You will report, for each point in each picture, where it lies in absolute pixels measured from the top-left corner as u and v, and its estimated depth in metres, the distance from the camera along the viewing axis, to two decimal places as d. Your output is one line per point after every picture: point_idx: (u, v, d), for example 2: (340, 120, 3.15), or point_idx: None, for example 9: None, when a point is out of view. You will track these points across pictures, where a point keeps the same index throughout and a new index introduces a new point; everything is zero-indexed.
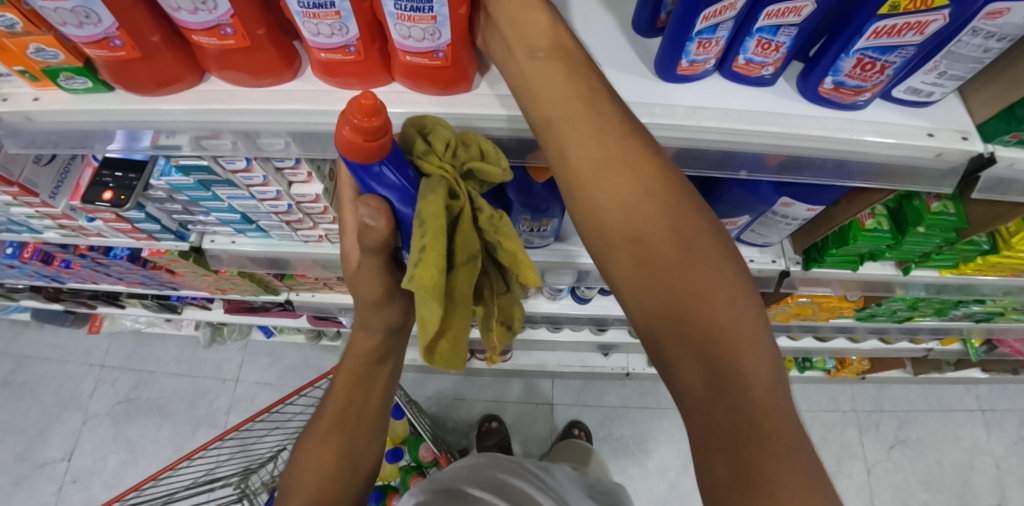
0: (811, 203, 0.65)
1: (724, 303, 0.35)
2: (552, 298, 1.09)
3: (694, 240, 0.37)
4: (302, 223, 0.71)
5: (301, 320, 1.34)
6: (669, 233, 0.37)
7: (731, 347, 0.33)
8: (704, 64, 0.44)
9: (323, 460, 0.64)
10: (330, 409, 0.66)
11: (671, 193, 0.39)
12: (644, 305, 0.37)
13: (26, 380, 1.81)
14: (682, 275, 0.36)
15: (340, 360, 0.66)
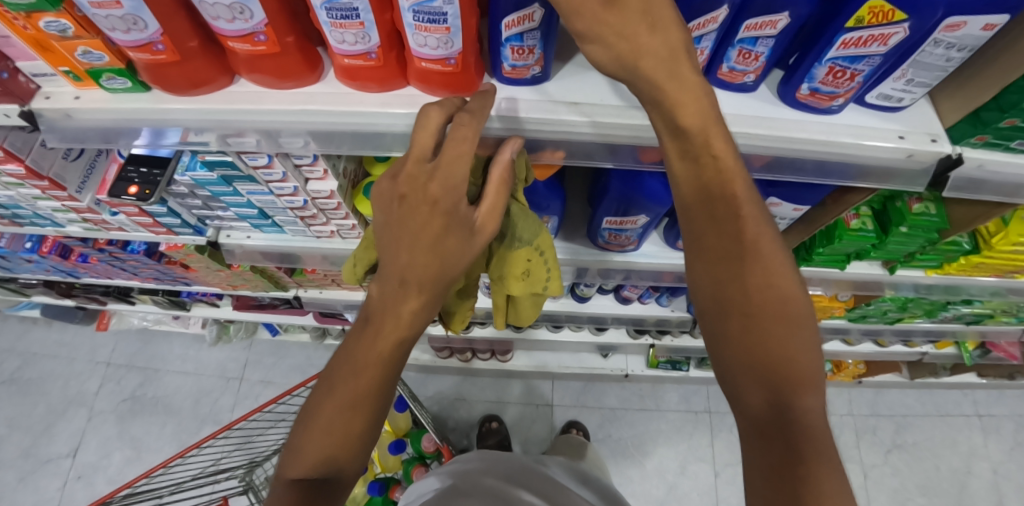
0: (797, 203, 0.69)
1: (800, 316, 0.43)
2: (553, 297, 1.13)
3: (774, 263, 0.43)
4: (316, 219, 0.74)
5: (307, 318, 1.38)
6: (756, 249, 0.43)
7: (798, 364, 0.42)
8: None
9: (348, 427, 0.50)
10: (349, 376, 0.51)
11: (757, 219, 0.43)
12: (726, 314, 0.45)
13: (33, 377, 1.84)
14: (766, 293, 0.43)
15: (378, 320, 0.51)
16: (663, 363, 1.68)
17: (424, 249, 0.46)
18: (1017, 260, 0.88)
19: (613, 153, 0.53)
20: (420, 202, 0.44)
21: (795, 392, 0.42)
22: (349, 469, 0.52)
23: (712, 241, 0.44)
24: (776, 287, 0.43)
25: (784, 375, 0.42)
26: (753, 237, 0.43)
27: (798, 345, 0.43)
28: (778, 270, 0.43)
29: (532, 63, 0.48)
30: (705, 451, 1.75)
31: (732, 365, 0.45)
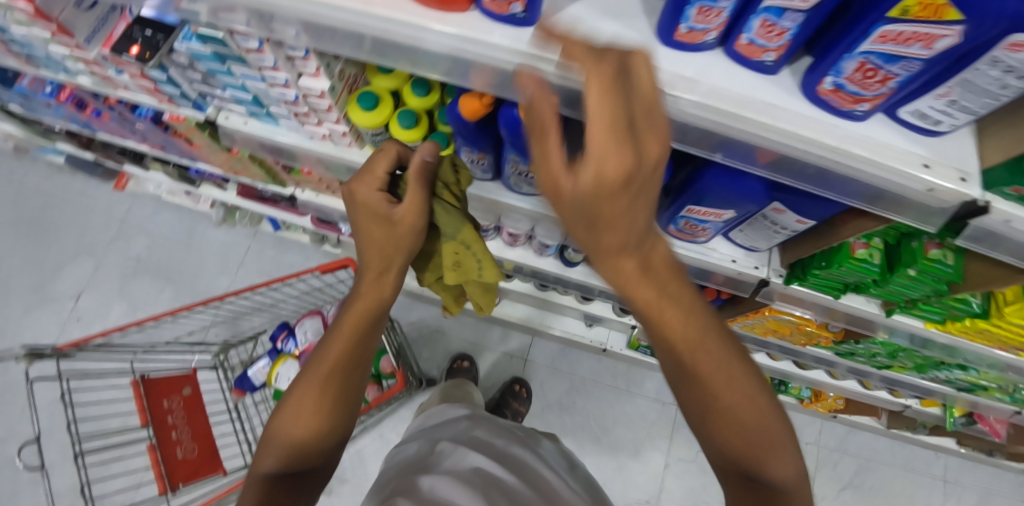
0: (802, 215, 0.65)
1: (741, 386, 0.52)
2: (540, 253, 1.09)
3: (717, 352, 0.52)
4: (309, 118, 0.72)
5: (305, 220, 1.39)
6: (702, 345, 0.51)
7: (745, 432, 0.51)
8: (703, 34, 0.45)
9: (312, 418, 0.59)
10: (309, 377, 0.60)
11: (694, 321, 0.51)
12: (690, 389, 0.53)
13: (52, 219, 1.93)
14: (708, 378, 0.51)
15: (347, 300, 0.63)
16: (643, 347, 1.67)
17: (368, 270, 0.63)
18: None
19: None
20: (369, 211, 0.61)
21: (755, 461, 0.52)
22: (315, 451, 0.59)
23: (662, 344, 0.52)
24: (718, 375, 0.51)
25: (743, 444, 0.52)
26: (693, 339, 0.51)
27: (747, 419, 0.51)
28: (714, 355, 0.51)
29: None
30: (662, 441, 1.77)
31: (698, 429, 0.55)
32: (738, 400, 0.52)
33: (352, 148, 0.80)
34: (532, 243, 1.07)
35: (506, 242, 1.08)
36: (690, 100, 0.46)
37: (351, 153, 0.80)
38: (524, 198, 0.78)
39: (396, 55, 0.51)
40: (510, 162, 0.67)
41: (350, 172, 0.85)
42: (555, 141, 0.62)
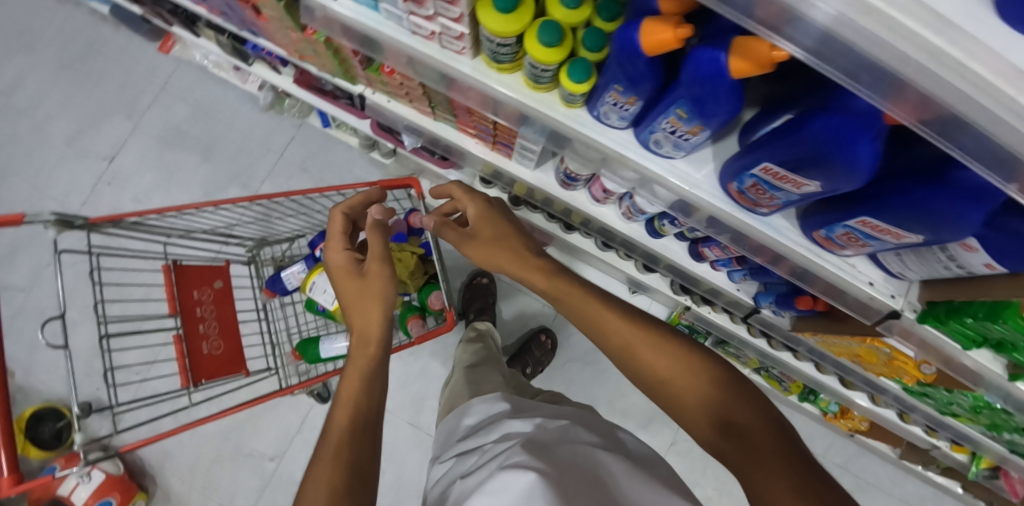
0: (1001, 261, 0.52)
1: (673, 373, 0.67)
2: (626, 217, 0.94)
3: (650, 344, 0.70)
4: (421, 8, 0.56)
5: (362, 124, 1.25)
6: (635, 351, 0.70)
7: (701, 396, 0.64)
8: None
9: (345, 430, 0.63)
10: (346, 397, 0.68)
11: (616, 323, 0.72)
12: (647, 384, 0.69)
13: (91, 69, 1.81)
14: (634, 360, 0.70)
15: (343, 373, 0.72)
16: (683, 325, 1.59)
17: (365, 295, 0.79)
18: None
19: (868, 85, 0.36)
20: (346, 275, 0.82)
21: (718, 412, 0.62)
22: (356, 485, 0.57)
23: (607, 354, 0.73)
24: (656, 369, 0.68)
25: (707, 410, 0.63)
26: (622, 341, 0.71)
27: (679, 391, 0.66)
28: (649, 353, 0.69)
29: None
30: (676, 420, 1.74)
31: (682, 415, 0.66)
32: (689, 385, 0.66)
33: (461, 57, 0.64)
34: (621, 204, 0.92)
35: (594, 198, 0.92)
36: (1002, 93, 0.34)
37: (458, 63, 0.64)
38: (656, 160, 0.63)
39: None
40: (668, 117, 0.52)
41: (445, 82, 0.70)
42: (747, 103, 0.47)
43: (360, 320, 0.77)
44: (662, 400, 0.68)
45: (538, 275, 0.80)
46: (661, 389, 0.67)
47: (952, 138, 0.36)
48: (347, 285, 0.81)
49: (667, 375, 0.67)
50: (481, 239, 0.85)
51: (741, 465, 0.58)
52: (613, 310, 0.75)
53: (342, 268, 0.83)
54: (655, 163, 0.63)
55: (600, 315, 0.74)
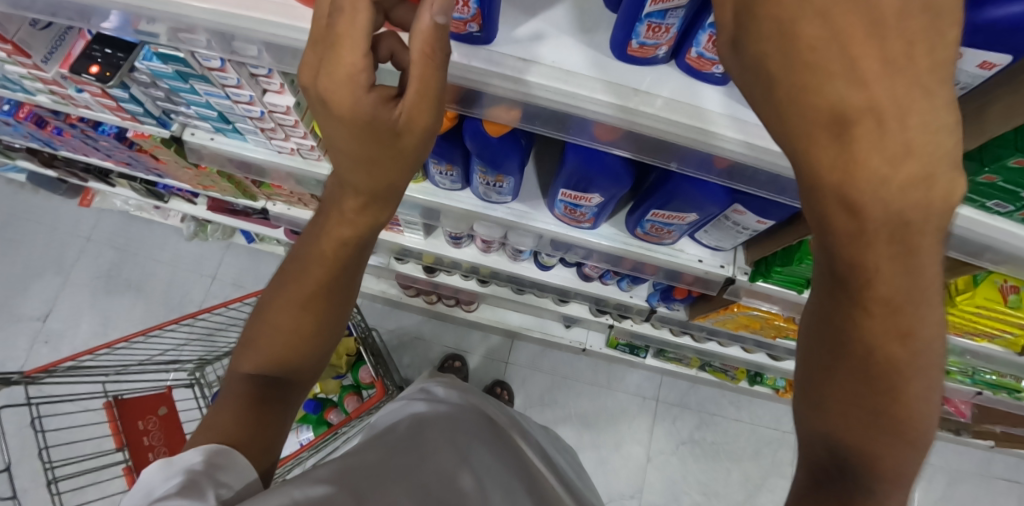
0: (763, 215, 0.67)
1: (913, 417, 0.32)
2: (513, 258, 1.12)
3: (926, 359, 0.31)
4: (275, 133, 0.72)
5: (279, 233, 1.39)
6: (903, 333, 0.30)
7: (884, 461, 0.34)
8: (654, 50, 0.46)
9: (299, 323, 0.57)
10: (302, 273, 0.57)
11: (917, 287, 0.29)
12: (815, 376, 0.34)
13: (14, 236, 1.86)
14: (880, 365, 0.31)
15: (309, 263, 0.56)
16: (622, 345, 1.71)
17: (359, 158, 0.46)
18: (979, 324, 0.89)
19: (567, 125, 0.51)
20: (332, 106, 0.43)
21: (866, 483, 0.35)
22: (297, 367, 0.58)
23: (823, 273, 0.31)
24: (896, 386, 0.32)
25: (860, 465, 0.34)
26: (895, 316, 0.30)
27: (907, 398, 0.32)
28: (910, 358, 0.31)
29: (469, 18, 0.43)
30: (643, 434, 1.80)
31: (809, 430, 0.36)
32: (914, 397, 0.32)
33: (321, 161, 0.80)
34: (507, 249, 1.11)
35: (481, 249, 1.10)
36: (625, 105, 0.47)
37: (319, 166, 0.80)
38: (498, 209, 0.79)
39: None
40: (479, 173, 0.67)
41: (322, 186, 0.86)
42: (522, 153, 0.62)
43: (341, 162, 0.49)
44: (809, 397, 0.35)
45: (913, 163, 0.26)
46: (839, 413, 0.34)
47: (623, 144, 0.52)
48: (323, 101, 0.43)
49: (900, 364, 0.31)
50: (376, 165, 0.47)
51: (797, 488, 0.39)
52: (931, 236, 0.28)
53: (340, 75, 0.40)
54: (498, 211, 0.79)
55: (910, 226, 0.27)
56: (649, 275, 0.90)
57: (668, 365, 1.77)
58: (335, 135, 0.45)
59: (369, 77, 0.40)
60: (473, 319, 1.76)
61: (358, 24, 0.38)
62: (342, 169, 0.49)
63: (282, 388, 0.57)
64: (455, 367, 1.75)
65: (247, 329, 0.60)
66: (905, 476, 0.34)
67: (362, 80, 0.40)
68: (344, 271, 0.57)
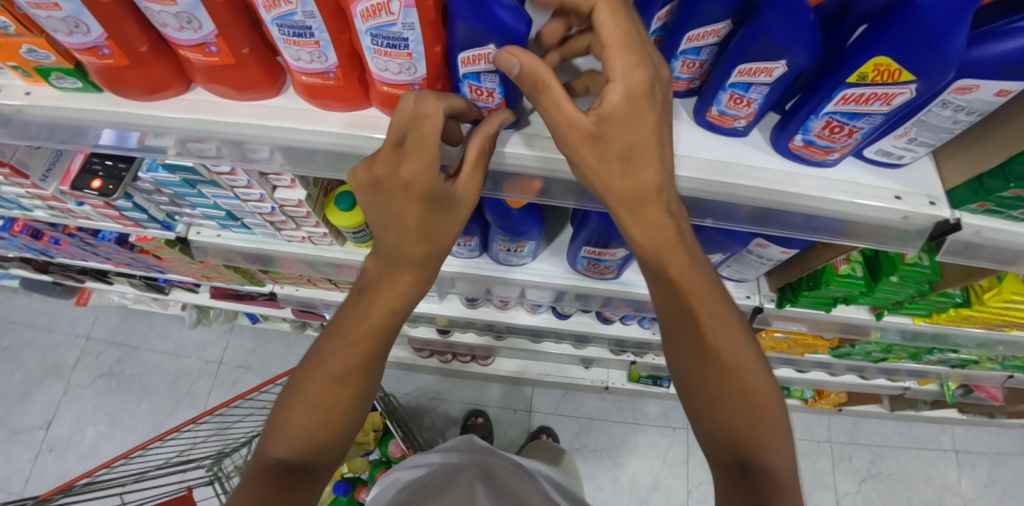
0: (785, 246, 0.67)
1: (757, 385, 0.47)
2: (533, 311, 1.12)
3: (746, 357, 0.48)
4: (286, 224, 0.72)
5: (285, 311, 1.36)
6: (721, 322, 0.48)
7: (761, 432, 0.46)
8: (688, 81, 0.49)
9: (336, 400, 0.49)
10: (341, 347, 0.50)
11: (715, 302, 0.48)
12: (693, 377, 0.49)
13: (11, 345, 1.80)
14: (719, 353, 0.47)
15: (340, 333, 0.51)
16: (645, 377, 1.67)
17: (410, 233, 0.44)
18: (1008, 317, 0.86)
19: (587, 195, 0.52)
20: (393, 188, 0.41)
21: (756, 455, 0.46)
22: (331, 449, 0.51)
23: (670, 306, 0.48)
24: (732, 370, 0.47)
25: (745, 439, 0.46)
26: (709, 318, 0.47)
27: (746, 385, 0.47)
28: (736, 343, 0.48)
29: (494, 106, 0.43)
30: (679, 467, 1.74)
31: (706, 421, 0.49)
32: (756, 387, 0.47)
33: (334, 246, 0.80)
34: (524, 303, 1.10)
35: (498, 306, 1.10)
36: None
37: (334, 250, 0.80)
38: (517, 269, 0.80)
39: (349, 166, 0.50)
40: (500, 241, 0.70)
41: (334, 267, 0.86)
42: (541, 217, 0.66)
43: (389, 237, 0.46)
44: (697, 397, 0.49)
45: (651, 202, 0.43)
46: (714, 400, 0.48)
47: None
48: (378, 182, 0.41)
49: (732, 361, 0.47)
50: (428, 231, 0.45)
51: (721, 484, 0.48)
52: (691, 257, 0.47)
53: (415, 160, 0.38)
54: (518, 272, 0.80)
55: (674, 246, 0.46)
56: None
57: None
58: (391, 211, 0.43)
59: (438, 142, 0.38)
60: (490, 372, 1.73)
61: (437, 115, 0.37)
62: (389, 246, 0.46)
63: (315, 470, 0.50)
64: (478, 423, 1.70)
65: (273, 410, 0.51)
66: (776, 438, 0.47)
67: (429, 151, 0.38)
68: (386, 340, 0.52)
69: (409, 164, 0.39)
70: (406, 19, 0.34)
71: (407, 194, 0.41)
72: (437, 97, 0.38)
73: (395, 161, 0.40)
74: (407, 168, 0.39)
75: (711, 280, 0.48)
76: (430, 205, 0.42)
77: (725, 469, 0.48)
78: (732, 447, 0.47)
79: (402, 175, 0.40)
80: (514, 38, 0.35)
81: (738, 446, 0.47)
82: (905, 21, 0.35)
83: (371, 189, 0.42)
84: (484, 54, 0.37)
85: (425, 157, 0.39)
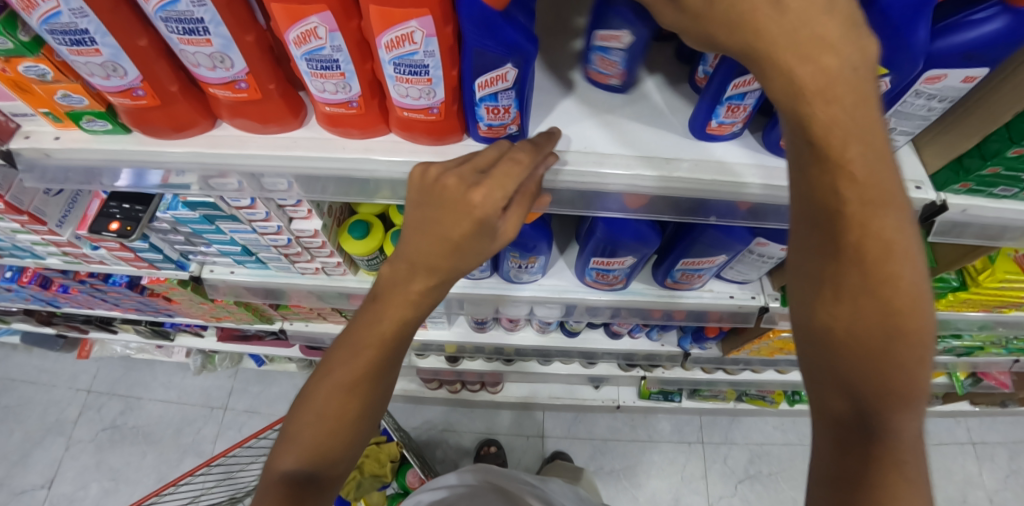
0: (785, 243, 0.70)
1: (909, 313, 0.34)
2: (541, 331, 1.13)
3: (903, 275, 0.34)
4: (300, 256, 0.74)
5: (293, 350, 1.36)
6: (890, 263, 0.34)
7: (896, 378, 0.35)
8: (730, 125, 0.51)
9: (345, 409, 0.49)
10: (351, 356, 0.49)
11: (883, 187, 0.32)
12: (817, 307, 0.37)
13: (10, 404, 1.76)
14: (874, 288, 0.34)
15: (352, 338, 0.50)
16: (655, 393, 1.68)
17: (445, 249, 0.45)
18: (1004, 296, 0.89)
19: (599, 201, 0.54)
20: (455, 200, 0.43)
21: (880, 406, 0.36)
22: (340, 460, 0.50)
23: (810, 217, 0.35)
24: (886, 285, 0.34)
25: (874, 388, 0.36)
26: (868, 210, 0.32)
27: (897, 308, 0.34)
28: (895, 254, 0.33)
29: (509, 121, 0.46)
30: (698, 483, 1.72)
31: (820, 369, 0.38)
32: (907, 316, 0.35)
33: (347, 275, 0.82)
34: (532, 323, 1.11)
35: (507, 328, 1.11)
36: (642, 176, 0.50)
37: (346, 280, 0.82)
38: (526, 287, 0.82)
39: (361, 190, 0.52)
40: (511, 258, 0.72)
41: (345, 298, 0.87)
42: (549, 232, 0.68)
43: (416, 245, 0.46)
44: (811, 327, 0.38)
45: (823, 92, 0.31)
46: (835, 351, 0.37)
47: (662, 211, 0.55)
48: (445, 190, 0.43)
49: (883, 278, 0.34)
50: (460, 253, 0.45)
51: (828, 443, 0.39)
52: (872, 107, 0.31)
53: (489, 186, 0.42)
54: (527, 288, 0.82)
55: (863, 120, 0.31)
56: (680, 321, 0.92)
57: (705, 403, 1.73)
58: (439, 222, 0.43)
59: (514, 176, 0.43)
60: (499, 399, 1.71)
61: (524, 161, 0.43)
62: (415, 253, 0.46)
63: (323, 481, 0.49)
64: (491, 452, 1.68)
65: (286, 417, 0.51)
66: (915, 392, 0.36)
67: (501, 180, 0.42)
68: (394, 361, 0.51)
69: (480, 192, 0.42)
70: (427, 48, 0.37)
71: (458, 211, 0.43)
72: (531, 152, 0.44)
73: (466, 183, 0.43)
74: (478, 192, 0.42)
75: (886, 172, 0.32)
76: (475, 228, 0.44)
77: (837, 423, 0.38)
78: (849, 396, 0.37)
79: (469, 193, 0.42)
80: (527, 56, 0.39)
81: (860, 390, 0.36)
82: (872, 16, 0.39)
83: (433, 199, 0.44)
84: (499, 75, 0.40)
85: (495, 183, 0.42)
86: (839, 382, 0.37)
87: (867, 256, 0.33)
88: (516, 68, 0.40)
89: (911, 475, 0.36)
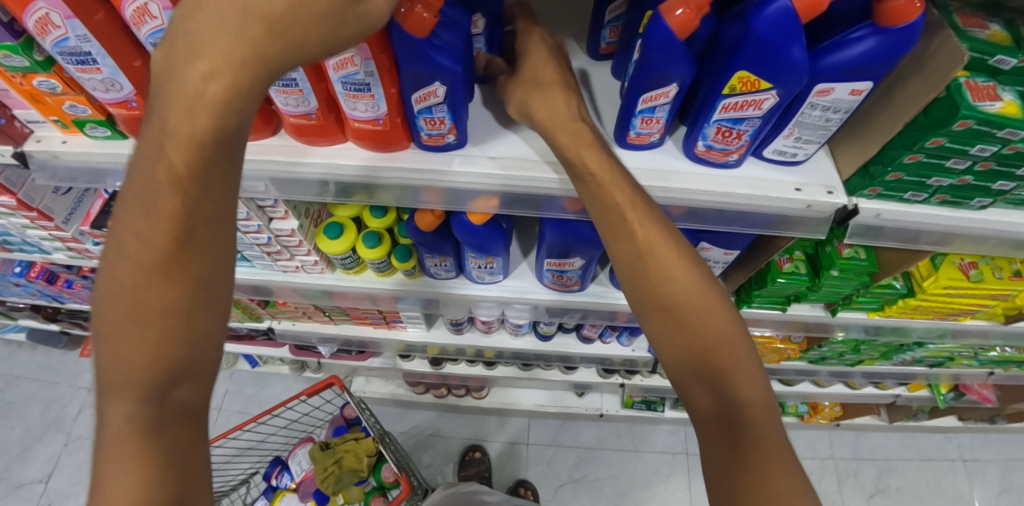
0: (726, 247, 0.76)
1: (705, 304, 0.49)
2: (515, 334, 1.18)
3: (690, 279, 0.49)
4: (281, 254, 0.80)
5: (283, 351, 1.42)
6: (677, 271, 0.49)
7: (720, 355, 0.48)
8: (649, 136, 0.58)
9: (168, 295, 0.38)
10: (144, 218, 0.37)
11: (647, 220, 0.49)
12: (650, 317, 0.51)
13: (14, 400, 1.84)
14: (672, 292, 0.49)
15: (141, 197, 0.37)
16: (638, 402, 1.73)
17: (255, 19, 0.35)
18: (952, 303, 0.93)
19: (538, 203, 0.60)
20: None
21: (723, 385, 0.48)
22: (190, 366, 0.40)
23: (622, 251, 0.50)
24: (681, 287, 0.49)
25: (711, 369, 0.48)
26: (645, 235, 0.49)
27: (697, 303, 0.49)
28: (677, 263, 0.49)
29: (446, 131, 0.53)
30: (681, 493, 1.73)
31: (677, 369, 0.50)
32: (705, 309, 0.49)
33: (325, 273, 0.89)
34: (507, 325, 1.17)
35: (483, 330, 1.17)
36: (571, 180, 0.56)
37: (324, 278, 0.89)
38: (491, 287, 0.88)
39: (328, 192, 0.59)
40: (471, 259, 0.78)
41: (325, 296, 0.93)
42: (505, 235, 0.74)
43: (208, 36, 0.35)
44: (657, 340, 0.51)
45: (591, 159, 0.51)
46: (675, 349, 0.49)
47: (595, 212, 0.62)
48: None
49: (677, 283, 0.49)
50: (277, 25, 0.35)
51: (708, 435, 0.48)
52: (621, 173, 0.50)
53: None
54: (492, 288, 0.88)
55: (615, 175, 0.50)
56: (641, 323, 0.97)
57: None
58: None
59: None
60: (485, 405, 1.75)
61: None
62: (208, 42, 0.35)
63: (172, 395, 0.40)
64: (475, 457, 1.72)
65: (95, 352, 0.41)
66: (738, 362, 0.48)
67: None
68: (222, 221, 0.39)
69: None
70: (367, 69, 0.44)
71: None
72: None
73: None
74: None
75: (661, 220, 0.50)
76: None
77: (709, 414, 0.48)
78: (701, 382, 0.48)
79: None
80: (453, 76, 0.46)
81: (703, 375, 0.48)
82: (752, 44, 0.45)
83: None
84: (430, 91, 0.47)
85: None
86: (690, 374, 0.49)
87: (660, 267, 0.49)
88: (445, 86, 0.47)
89: (768, 434, 0.46)
